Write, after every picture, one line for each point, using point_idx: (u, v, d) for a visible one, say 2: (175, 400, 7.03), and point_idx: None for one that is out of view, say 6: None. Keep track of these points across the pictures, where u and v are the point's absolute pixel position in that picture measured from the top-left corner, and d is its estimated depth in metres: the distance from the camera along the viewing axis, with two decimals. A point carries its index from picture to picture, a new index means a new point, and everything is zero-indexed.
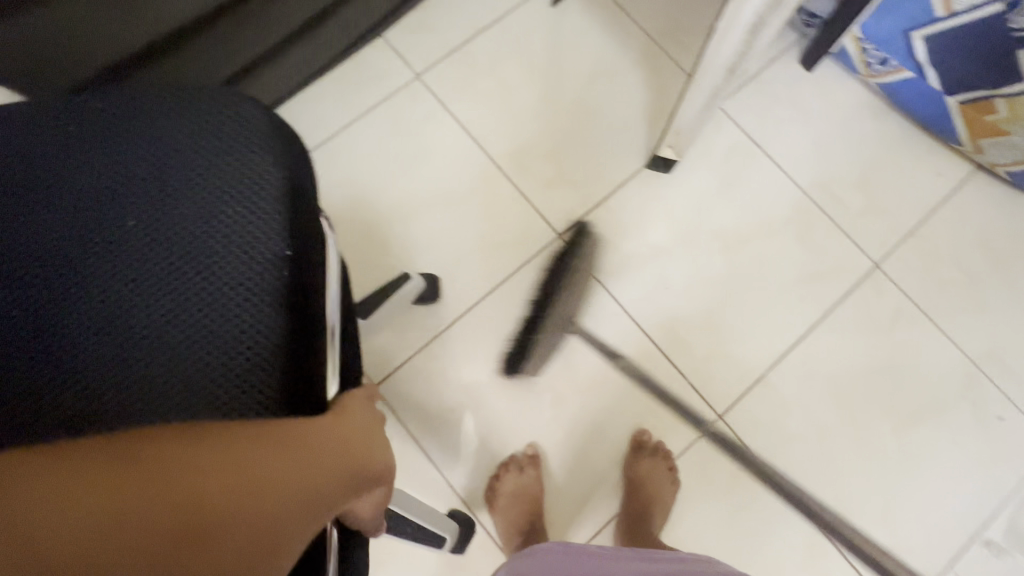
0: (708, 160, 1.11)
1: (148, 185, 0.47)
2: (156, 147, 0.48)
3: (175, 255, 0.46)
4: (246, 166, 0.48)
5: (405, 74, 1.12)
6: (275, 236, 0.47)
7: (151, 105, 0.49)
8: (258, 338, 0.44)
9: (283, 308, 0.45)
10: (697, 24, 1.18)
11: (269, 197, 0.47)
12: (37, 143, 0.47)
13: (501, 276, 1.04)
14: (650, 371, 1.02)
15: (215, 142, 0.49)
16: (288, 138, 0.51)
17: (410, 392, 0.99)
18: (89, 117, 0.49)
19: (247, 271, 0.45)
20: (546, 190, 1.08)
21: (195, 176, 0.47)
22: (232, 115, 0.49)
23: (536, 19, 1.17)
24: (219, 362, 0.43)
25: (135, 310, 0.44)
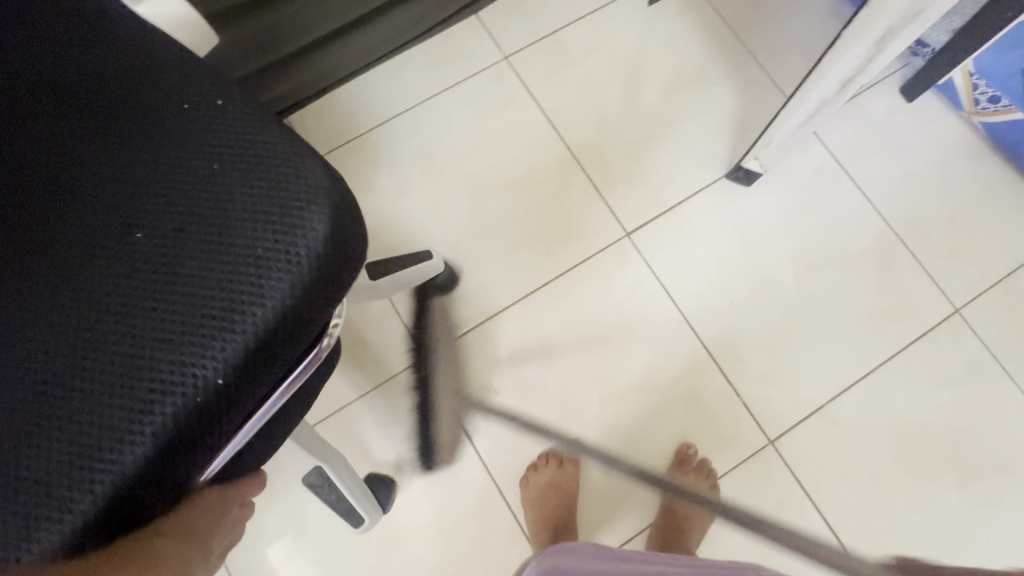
0: (791, 179, 1.07)
1: (152, 199, 0.46)
2: (192, 175, 0.47)
3: (134, 291, 0.44)
4: (251, 270, 0.44)
5: (493, 54, 1.12)
6: (218, 363, 0.42)
7: (252, 134, 0.48)
8: (144, 440, 0.41)
9: (168, 436, 0.41)
10: (794, 40, 1.15)
11: (247, 322, 0.43)
12: (140, 84, 0.49)
13: (565, 267, 1.03)
14: (704, 384, 1.00)
15: (252, 212, 0.45)
16: (326, 278, 0.45)
17: (458, 370, 0.98)
18: (201, 108, 0.48)
19: (166, 371, 0.42)
20: (621, 188, 1.06)
21: (177, 231, 0.45)
22: (291, 216, 0.45)
23: (631, 16, 1.15)
24: (91, 439, 0.41)
25: (83, 325, 0.44)
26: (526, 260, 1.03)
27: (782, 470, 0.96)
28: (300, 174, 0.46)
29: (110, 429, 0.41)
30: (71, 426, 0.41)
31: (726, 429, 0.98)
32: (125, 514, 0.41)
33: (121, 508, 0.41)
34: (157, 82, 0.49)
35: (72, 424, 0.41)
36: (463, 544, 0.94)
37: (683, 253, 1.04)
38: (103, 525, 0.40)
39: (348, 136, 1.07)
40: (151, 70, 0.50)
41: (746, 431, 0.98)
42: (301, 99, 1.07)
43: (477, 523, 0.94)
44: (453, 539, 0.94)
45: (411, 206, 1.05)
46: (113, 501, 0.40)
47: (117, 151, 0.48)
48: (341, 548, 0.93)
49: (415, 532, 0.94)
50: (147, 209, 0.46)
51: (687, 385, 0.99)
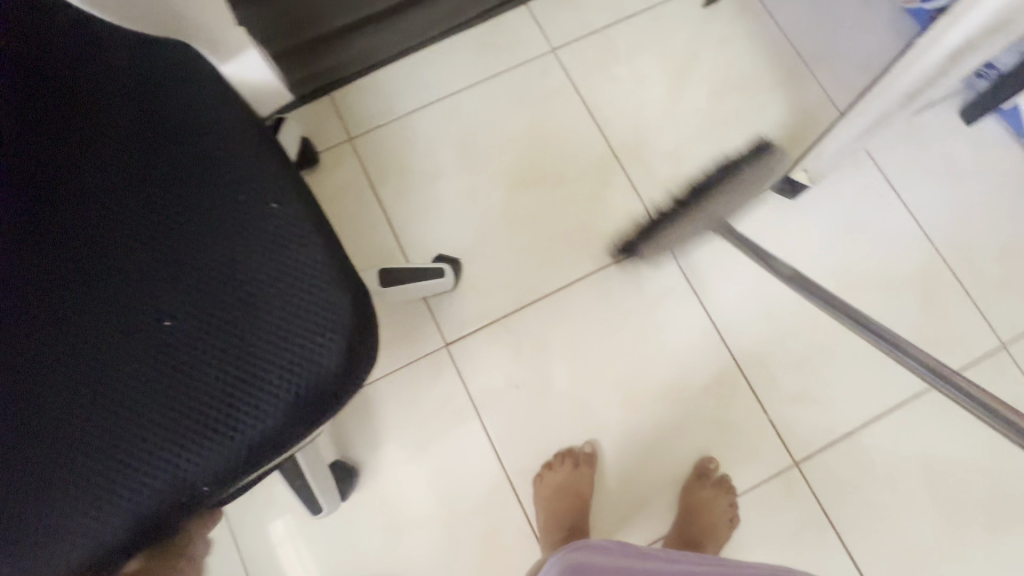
0: (838, 196, 1.04)
1: (170, 278, 0.48)
2: (217, 270, 0.48)
3: (140, 372, 0.46)
4: (254, 382, 0.46)
5: (540, 46, 1.10)
6: (201, 468, 0.45)
7: (291, 248, 0.49)
8: (118, 519, 0.44)
9: (139, 523, 0.44)
10: (850, 55, 1.11)
11: (237, 438, 0.45)
12: (196, 154, 0.51)
13: (598, 264, 1.01)
14: (730, 396, 0.97)
15: (268, 324, 0.47)
16: (315, 411, 0.47)
17: (480, 359, 0.97)
18: (250, 203, 0.50)
19: (154, 463, 0.45)
20: (660, 190, 1.04)
21: (184, 324, 0.47)
22: (304, 348, 0.47)
23: (685, 17, 1.13)
24: (75, 504, 0.44)
25: (86, 385, 0.46)
26: (557, 256, 1.01)
27: (804, 492, 0.93)
28: (326, 301, 0.48)
29: (96, 498, 0.44)
30: (62, 482, 0.44)
31: (751, 445, 0.95)
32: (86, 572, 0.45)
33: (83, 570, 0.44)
34: (215, 158, 0.51)
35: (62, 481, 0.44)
36: (470, 536, 0.92)
37: (720, 260, 1.01)
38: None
39: (389, 116, 1.06)
40: (210, 143, 0.51)
41: (770, 449, 0.95)
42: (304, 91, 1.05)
43: (487, 516, 0.93)
44: (461, 530, 0.92)
45: (446, 191, 1.03)
46: (81, 569, 0.44)
47: (145, 218, 0.49)
48: (348, 528, 0.92)
49: (423, 519, 0.93)
50: (157, 291, 0.48)
51: (713, 397, 0.97)
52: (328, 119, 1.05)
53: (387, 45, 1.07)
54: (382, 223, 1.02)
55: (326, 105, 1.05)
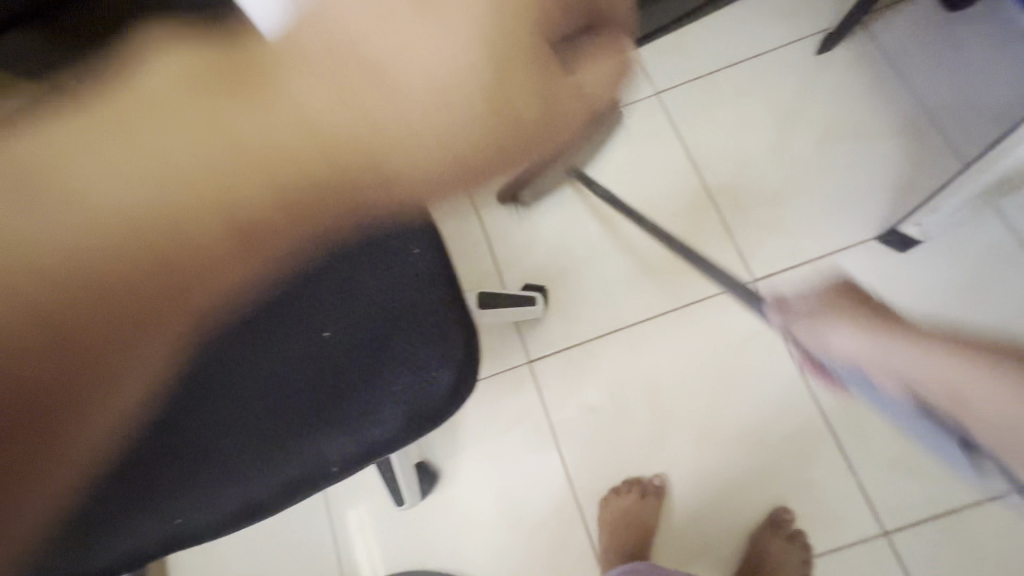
0: (959, 252, 0.97)
1: (323, 293, 0.57)
2: (361, 291, 0.56)
3: (293, 365, 0.55)
4: (381, 390, 0.53)
5: (645, 89, 1.16)
6: (334, 452, 0.53)
7: (424, 283, 0.56)
8: (261, 484, 0.53)
9: (279, 490, 0.53)
10: (984, 105, 1.05)
11: (362, 435, 0.53)
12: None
13: (683, 300, 1.03)
14: (814, 450, 0.93)
15: (399, 345, 0.54)
16: (426, 421, 0.54)
17: (560, 379, 1.02)
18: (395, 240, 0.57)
19: (296, 444, 0.53)
20: (756, 233, 1.04)
21: (334, 335, 0.55)
22: (425, 368, 0.54)
23: (796, 64, 1.13)
24: (231, 468, 0.53)
25: (252, 373, 0.56)
26: (644, 289, 1.04)
27: (892, 565, 0.87)
28: (448, 330, 0.55)
29: (249, 464, 0.53)
30: (223, 445, 0.53)
31: (833, 504, 0.91)
32: (229, 523, 0.53)
33: (226, 522, 0.53)
34: None
35: (223, 445, 0.53)
36: (534, 546, 0.97)
37: None
38: (215, 524, 0.53)
39: None
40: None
41: (856, 512, 0.90)
42: None
43: (551, 530, 0.97)
44: (526, 540, 0.97)
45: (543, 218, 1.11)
46: (229, 517, 0.53)
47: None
48: (423, 518, 1.01)
49: (491, 522, 0.99)
50: (307, 300, 0.57)
51: (796, 449, 0.94)
52: None
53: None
54: (482, 244, 1.12)
55: None
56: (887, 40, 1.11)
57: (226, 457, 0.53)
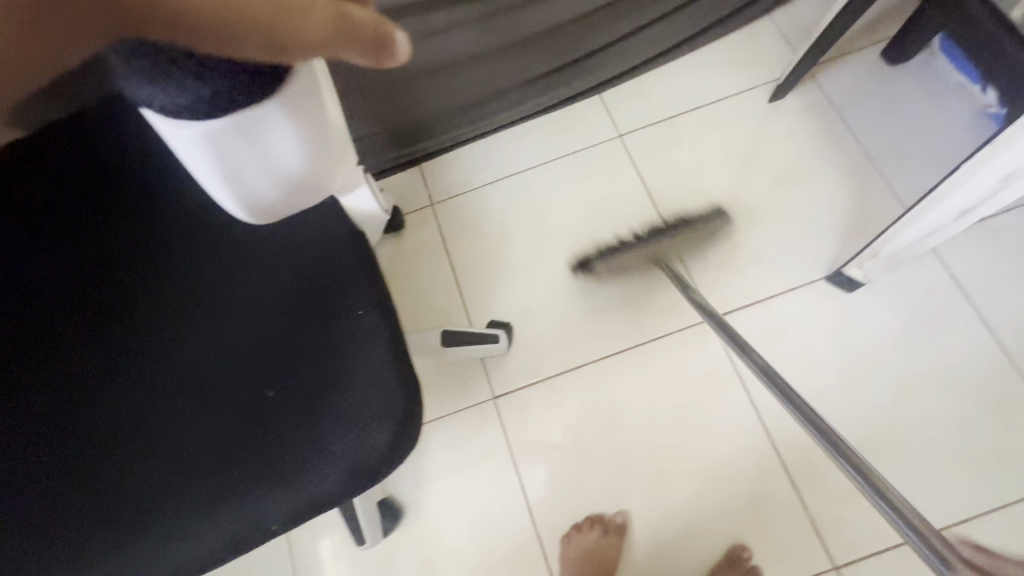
0: (901, 293, 1.02)
1: (272, 349, 0.59)
2: (306, 348, 0.58)
3: (237, 420, 0.56)
4: (322, 444, 0.55)
5: (608, 131, 1.20)
6: (273, 507, 0.54)
7: (368, 340, 0.58)
8: (197, 541, 0.53)
9: (216, 547, 0.53)
10: (922, 153, 1.12)
11: (301, 489, 0.54)
12: (307, 260, 0.62)
13: (643, 337, 1.06)
14: (769, 485, 0.96)
15: (342, 399, 0.56)
16: (367, 473, 0.55)
17: (525, 415, 1.03)
18: (343, 299, 0.60)
19: (236, 498, 0.54)
20: (713, 272, 1.08)
21: (278, 390, 0.57)
22: (367, 421, 0.55)
23: (749, 110, 1.19)
24: (168, 524, 0.53)
25: (195, 427, 0.56)
26: (607, 326, 1.07)
27: None
28: (392, 385, 0.57)
29: (186, 520, 0.53)
30: (162, 501, 0.54)
31: (788, 539, 0.94)
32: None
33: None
34: (320, 259, 0.62)
35: (162, 501, 0.54)
36: None
37: (768, 345, 1.03)
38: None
39: (468, 186, 1.20)
40: (321, 250, 0.62)
41: (809, 546, 0.93)
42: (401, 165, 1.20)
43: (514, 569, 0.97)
44: None
45: (509, 255, 1.14)
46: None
47: (258, 299, 0.61)
48: (386, 557, 1.00)
49: (455, 559, 0.99)
50: (255, 356, 0.59)
51: (751, 485, 0.96)
52: (416, 186, 1.21)
53: (463, 129, 1.20)
54: (450, 280, 1.14)
55: (416, 174, 1.21)
56: (833, 89, 1.18)
57: (162, 513, 0.53)
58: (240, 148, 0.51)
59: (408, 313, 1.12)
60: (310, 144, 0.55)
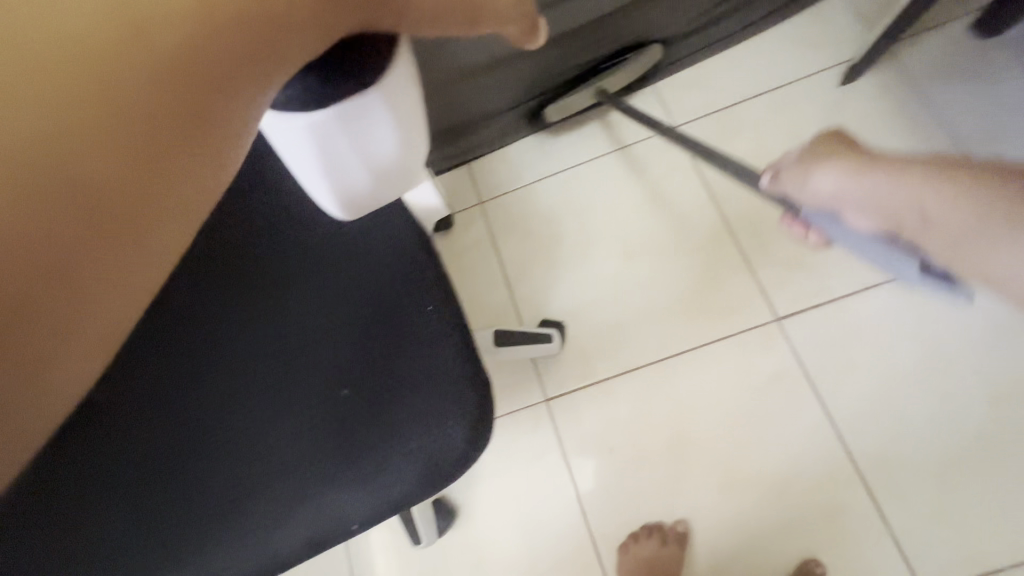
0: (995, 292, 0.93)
1: (345, 351, 0.60)
2: (378, 349, 0.60)
3: (316, 420, 0.58)
4: (400, 446, 0.57)
5: (663, 123, 1.15)
6: (353, 507, 0.56)
7: (440, 344, 0.59)
8: (285, 537, 0.55)
9: (302, 542, 0.56)
10: (1020, 138, 1.01)
11: (380, 490, 0.56)
12: (374, 261, 0.62)
13: (703, 338, 1.01)
14: (844, 498, 0.90)
15: (417, 401, 0.58)
16: (442, 476, 0.57)
17: (578, 418, 1.01)
18: (413, 303, 0.61)
19: (319, 498, 0.56)
20: (779, 268, 1.02)
21: (355, 392, 0.59)
22: (441, 424, 0.57)
23: (818, 96, 1.11)
24: (256, 519, 0.56)
25: (276, 427, 0.58)
26: (664, 326, 1.03)
27: None
28: (463, 391, 0.58)
29: (274, 516, 0.56)
30: (249, 498, 0.56)
31: (866, 557, 0.87)
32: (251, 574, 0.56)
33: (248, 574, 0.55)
34: (388, 262, 0.62)
35: (249, 497, 0.56)
36: None
37: (841, 347, 0.96)
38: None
39: (518, 184, 1.18)
40: (387, 252, 0.62)
41: (891, 567, 0.86)
42: (451, 161, 1.18)
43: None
44: None
45: (560, 253, 1.12)
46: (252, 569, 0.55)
47: (324, 303, 0.62)
48: (439, 558, 1.00)
49: (508, 562, 0.98)
50: (327, 360, 0.60)
51: (824, 497, 0.90)
52: (464, 185, 1.20)
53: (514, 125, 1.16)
54: (500, 279, 1.12)
55: (464, 173, 1.20)
56: (915, 68, 1.08)
57: (253, 509, 0.56)
58: (337, 141, 0.46)
59: None
60: (413, 122, 0.48)
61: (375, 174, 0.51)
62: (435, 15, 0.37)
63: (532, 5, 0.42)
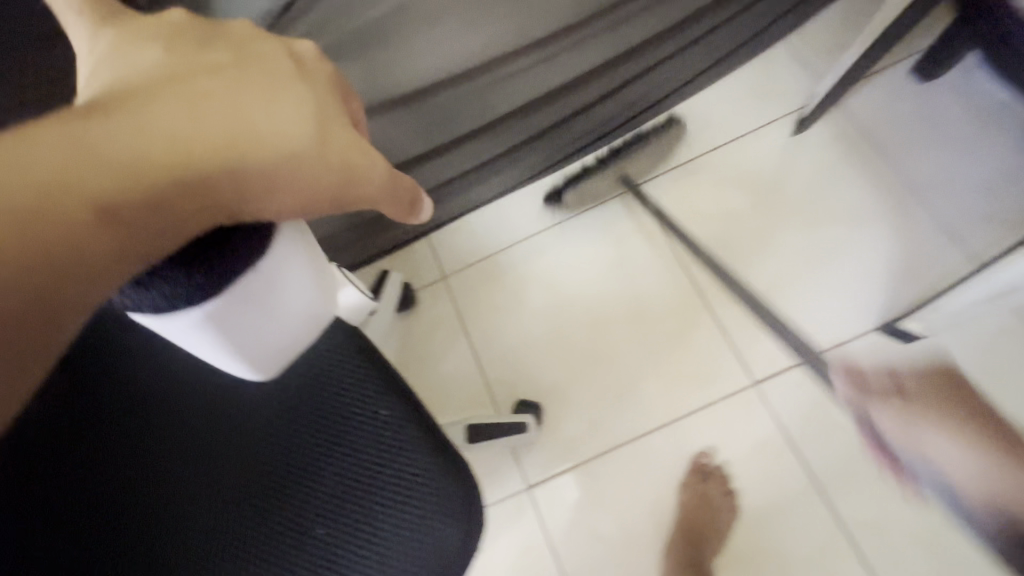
0: (965, 341, 0.94)
1: (306, 481, 0.55)
2: (335, 464, 0.55)
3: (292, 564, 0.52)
4: (391, 566, 0.52)
5: (624, 183, 1.13)
6: None
7: (407, 446, 0.54)
8: None
9: None
10: (973, 180, 1.02)
11: None
12: (320, 381, 0.57)
13: (684, 409, 0.98)
14: (838, 568, 0.88)
15: (396, 513, 0.53)
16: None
17: (564, 505, 0.97)
18: (367, 413, 0.55)
19: None
20: (752, 330, 1.00)
21: (327, 524, 0.53)
22: (427, 526, 0.53)
23: (773, 146, 1.11)
24: None
25: None
26: (643, 400, 1.00)
27: None
28: (443, 487, 0.53)
29: None
30: None
31: None
32: None
33: None
34: (333, 375, 0.57)
35: None
36: None
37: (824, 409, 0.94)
38: None
39: (481, 255, 1.14)
40: (334, 369, 0.57)
41: None
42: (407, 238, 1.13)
43: None
44: None
45: (529, 327, 1.08)
46: None
47: (272, 435, 0.56)
48: None
49: None
50: (289, 494, 0.54)
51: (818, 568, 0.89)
52: (425, 260, 1.15)
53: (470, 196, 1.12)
54: (470, 360, 1.08)
55: (423, 247, 1.16)
56: (862, 114, 1.09)
57: None
58: (239, 311, 0.39)
59: (430, 400, 1.07)
60: (315, 274, 0.44)
61: (292, 328, 0.44)
62: (302, 200, 0.36)
63: (411, 185, 0.41)
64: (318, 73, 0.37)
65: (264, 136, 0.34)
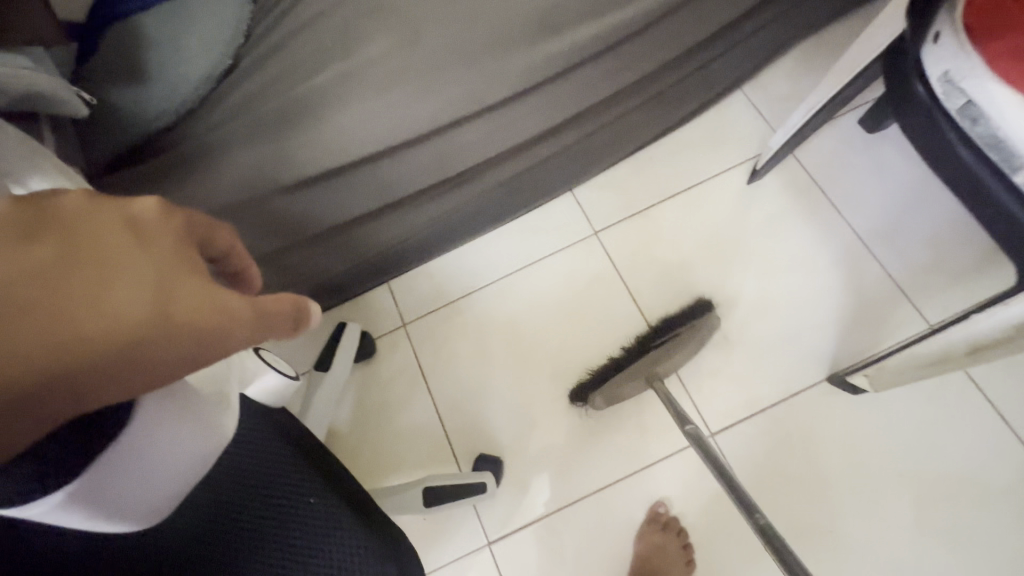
0: (908, 392, 0.97)
1: None
2: None
3: None
4: None
5: (584, 230, 1.13)
6: None
7: (339, 534, 0.52)
8: None
9: None
10: (916, 230, 1.06)
11: None
12: (234, 486, 0.50)
13: (643, 461, 0.99)
14: None
15: None
16: None
17: (525, 561, 0.96)
18: (290, 507, 0.51)
19: None
20: (710, 381, 1.02)
21: None
22: None
23: (729, 194, 1.13)
24: None
25: None
26: (602, 452, 1.00)
27: None
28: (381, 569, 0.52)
29: None
30: None
31: None
32: None
33: None
34: (250, 475, 0.51)
35: None
36: None
37: (778, 459, 0.97)
38: None
39: (441, 302, 1.12)
40: (249, 469, 0.51)
41: None
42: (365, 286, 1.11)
43: None
44: None
45: (491, 377, 1.07)
46: None
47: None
48: None
49: None
50: None
51: None
52: (385, 308, 1.13)
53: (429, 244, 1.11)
54: (431, 412, 1.06)
55: (383, 295, 1.14)
56: (813, 162, 1.12)
57: None
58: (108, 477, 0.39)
59: (389, 455, 1.05)
60: (187, 425, 0.43)
61: (183, 472, 0.44)
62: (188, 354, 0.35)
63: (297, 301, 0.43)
64: (161, 235, 0.35)
65: (127, 309, 0.33)
